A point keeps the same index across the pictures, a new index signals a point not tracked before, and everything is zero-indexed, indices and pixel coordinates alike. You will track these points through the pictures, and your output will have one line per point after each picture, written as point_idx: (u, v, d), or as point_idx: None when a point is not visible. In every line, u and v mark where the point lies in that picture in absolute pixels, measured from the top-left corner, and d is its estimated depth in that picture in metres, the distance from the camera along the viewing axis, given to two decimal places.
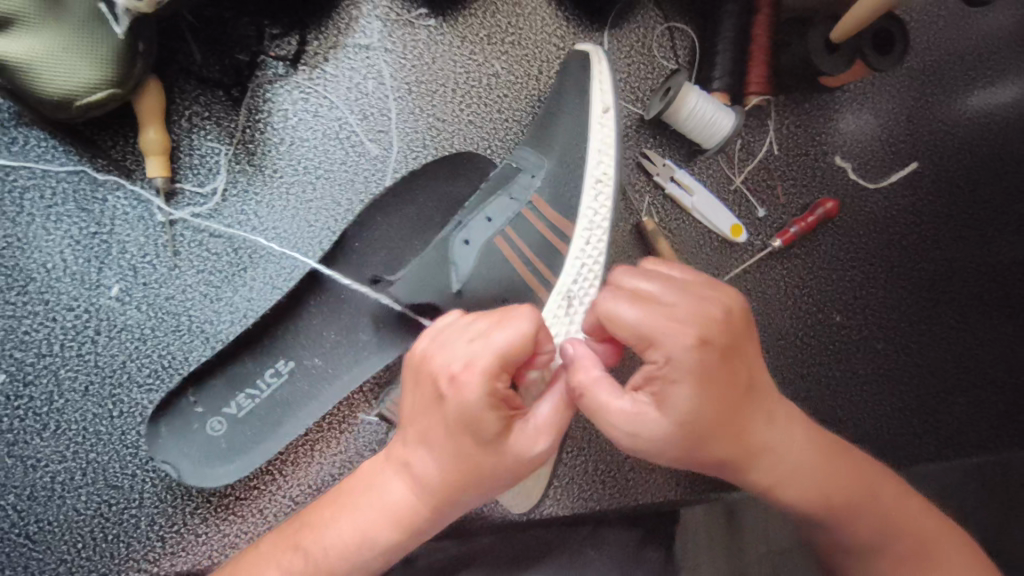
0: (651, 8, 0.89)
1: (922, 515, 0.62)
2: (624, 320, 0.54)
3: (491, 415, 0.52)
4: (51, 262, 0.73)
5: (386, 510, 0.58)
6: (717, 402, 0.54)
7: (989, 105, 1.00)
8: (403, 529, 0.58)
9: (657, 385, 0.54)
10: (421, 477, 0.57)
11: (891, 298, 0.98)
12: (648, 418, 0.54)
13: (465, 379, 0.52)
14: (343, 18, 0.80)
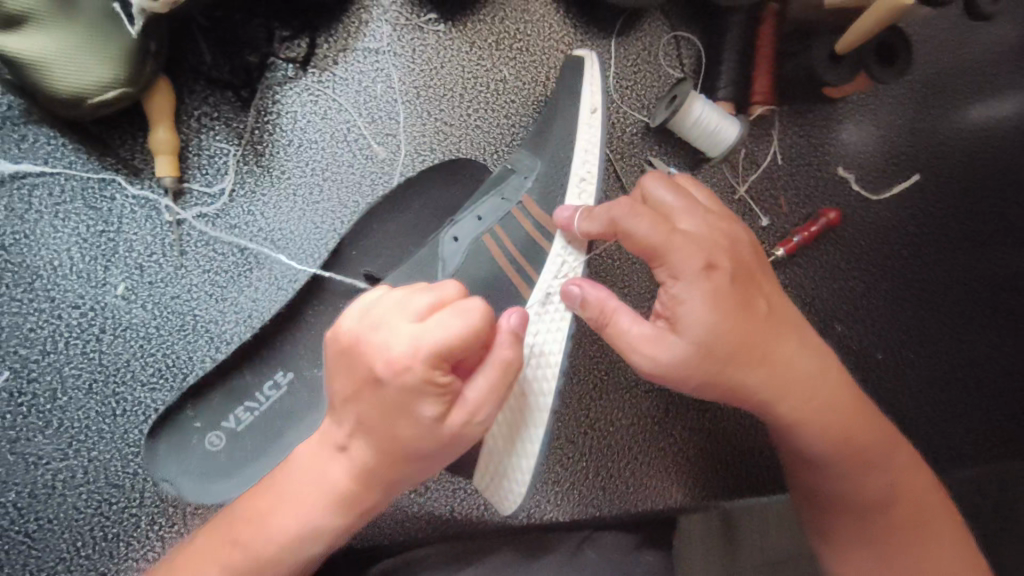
0: (657, 17, 0.90)
1: (917, 476, 0.66)
2: (636, 236, 0.60)
3: (425, 398, 0.52)
4: (58, 259, 0.73)
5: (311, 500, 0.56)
6: (736, 330, 0.59)
7: (989, 119, 1.01)
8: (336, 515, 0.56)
9: (669, 305, 0.60)
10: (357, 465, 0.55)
11: (892, 308, 0.98)
12: (666, 341, 0.60)
13: (400, 362, 0.51)
14: (353, 22, 0.80)
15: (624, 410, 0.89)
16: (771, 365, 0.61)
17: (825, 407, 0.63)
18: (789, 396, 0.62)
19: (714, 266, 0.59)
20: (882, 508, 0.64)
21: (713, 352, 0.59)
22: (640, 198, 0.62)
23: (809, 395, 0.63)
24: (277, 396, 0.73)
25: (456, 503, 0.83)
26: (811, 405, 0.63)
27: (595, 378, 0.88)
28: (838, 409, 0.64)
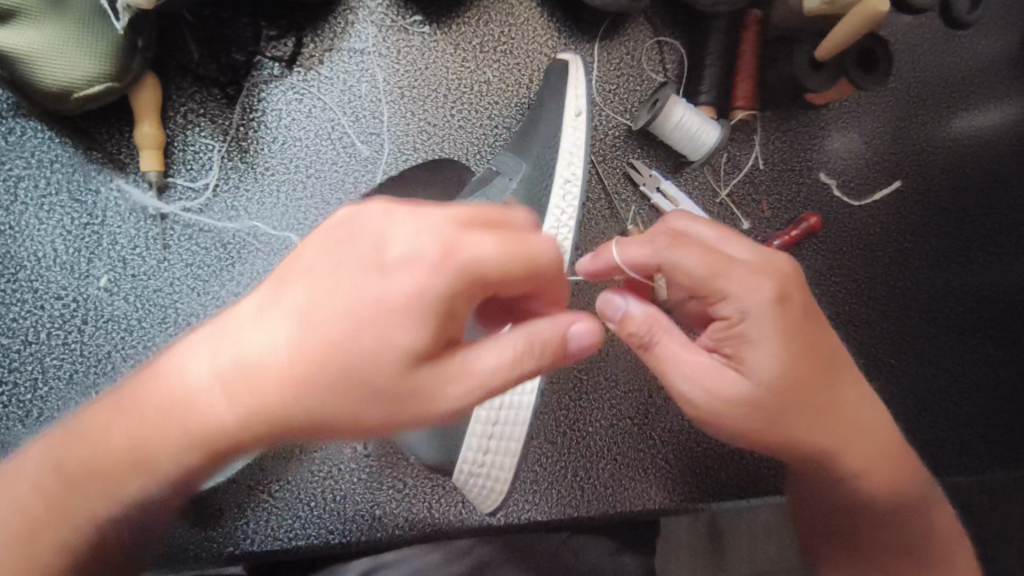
0: (642, 22, 0.91)
1: (939, 524, 0.67)
2: (683, 269, 0.57)
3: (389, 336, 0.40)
4: (42, 251, 0.74)
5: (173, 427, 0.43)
6: (799, 373, 0.56)
7: (970, 129, 1.02)
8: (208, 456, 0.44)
9: (733, 346, 0.56)
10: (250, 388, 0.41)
11: (874, 314, 0.99)
12: (726, 378, 0.56)
13: (408, 271, 0.41)
14: (339, 23, 0.82)
15: (604, 411, 0.89)
16: (829, 421, 0.59)
17: (868, 451, 0.62)
18: (836, 448, 0.61)
19: (786, 304, 0.55)
20: (907, 541, 0.65)
21: (772, 402, 0.56)
22: (683, 236, 0.58)
23: (860, 445, 0.62)
24: None
25: (433, 501, 0.83)
26: (858, 454, 0.62)
27: (575, 379, 0.89)
28: (877, 454, 0.63)
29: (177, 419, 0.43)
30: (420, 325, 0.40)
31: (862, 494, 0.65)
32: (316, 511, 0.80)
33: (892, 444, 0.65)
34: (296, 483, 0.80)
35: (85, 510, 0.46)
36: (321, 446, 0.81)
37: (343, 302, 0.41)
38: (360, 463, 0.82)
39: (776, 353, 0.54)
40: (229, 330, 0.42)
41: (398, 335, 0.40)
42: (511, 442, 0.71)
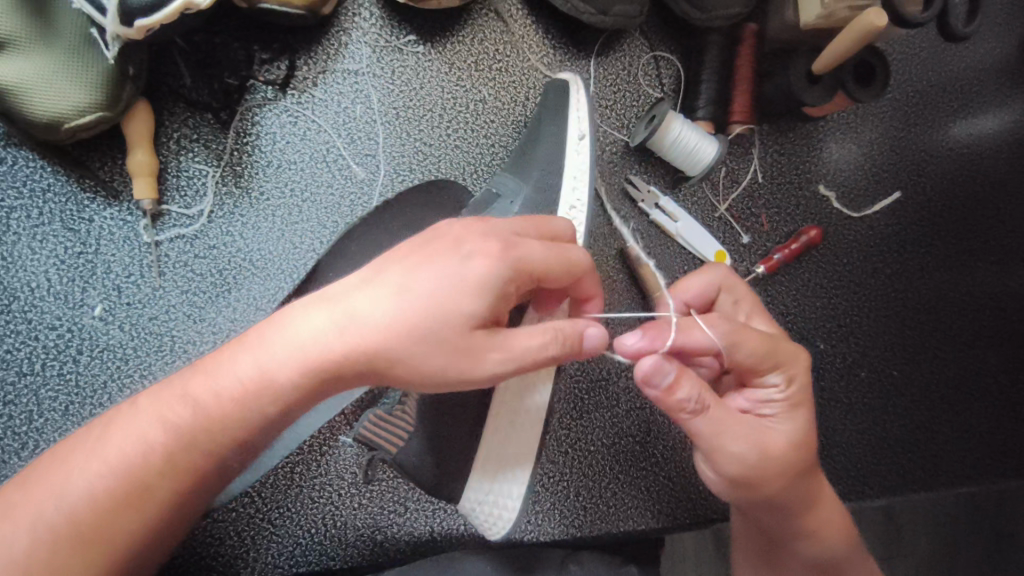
0: (638, 37, 0.91)
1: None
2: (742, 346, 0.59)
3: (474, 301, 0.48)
4: (36, 281, 0.73)
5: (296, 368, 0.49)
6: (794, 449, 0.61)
7: (968, 138, 1.02)
8: (303, 401, 0.50)
9: (770, 412, 0.62)
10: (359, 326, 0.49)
11: (876, 326, 0.98)
12: (772, 441, 0.60)
13: (478, 262, 0.49)
14: (332, 44, 0.81)
15: (605, 429, 0.89)
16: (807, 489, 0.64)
17: (827, 518, 0.67)
18: (804, 508, 0.65)
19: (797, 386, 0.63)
20: None
21: (778, 464, 0.61)
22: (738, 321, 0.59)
23: (820, 508, 0.66)
24: None
25: (435, 524, 0.82)
26: (818, 518, 0.66)
27: (576, 399, 0.88)
28: (834, 522, 0.67)
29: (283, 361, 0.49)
30: (481, 301, 0.49)
31: (809, 553, 0.67)
32: (318, 538, 0.79)
33: (848, 526, 0.69)
34: (297, 509, 0.79)
35: (181, 477, 0.49)
36: (320, 473, 0.80)
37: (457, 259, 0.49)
38: (360, 488, 0.81)
39: (799, 423, 0.62)
40: (346, 295, 0.50)
41: (466, 308, 0.48)
42: (515, 469, 0.70)
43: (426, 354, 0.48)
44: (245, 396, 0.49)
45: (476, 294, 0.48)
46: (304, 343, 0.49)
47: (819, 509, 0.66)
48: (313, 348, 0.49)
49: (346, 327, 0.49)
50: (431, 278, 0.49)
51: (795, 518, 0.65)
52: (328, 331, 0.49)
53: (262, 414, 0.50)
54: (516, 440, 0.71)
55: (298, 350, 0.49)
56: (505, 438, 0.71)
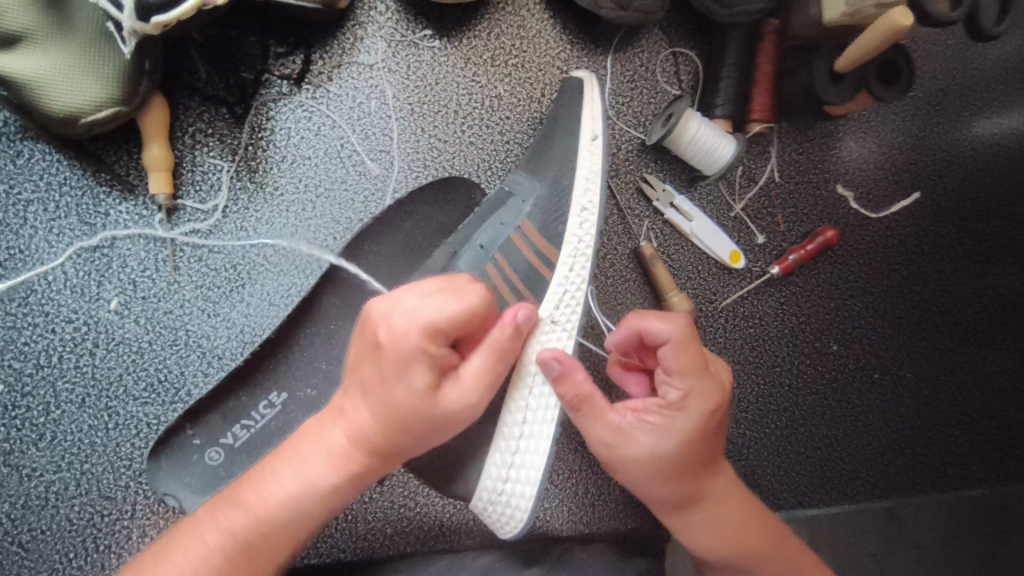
0: (656, 33, 0.89)
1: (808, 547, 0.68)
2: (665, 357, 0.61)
3: (423, 369, 0.55)
4: (53, 274, 0.73)
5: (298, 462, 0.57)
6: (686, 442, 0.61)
7: (992, 136, 1.00)
8: (334, 483, 0.57)
9: (658, 416, 0.61)
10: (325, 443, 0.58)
11: (890, 328, 0.98)
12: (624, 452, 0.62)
13: (398, 340, 0.54)
14: (348, 38, 0.80)
15: None
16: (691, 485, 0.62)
17: (732, 519, 0.64)
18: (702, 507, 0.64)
19: (691, 402, 0.60)
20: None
21: (640, 465, 0.61)
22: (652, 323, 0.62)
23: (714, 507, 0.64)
24: (272, 415, 0.73)
25: (446, 518, 0.83)
26: (713, 521, 0.64)
27: None
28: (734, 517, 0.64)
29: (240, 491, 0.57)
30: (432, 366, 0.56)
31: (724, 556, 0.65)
32: (329, 529, 0.81)
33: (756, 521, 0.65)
34: None
35: None
36: None
37: (384, 311, 0.56)
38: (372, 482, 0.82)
39: (671, 436, 0.60)
40: (342, 405, 0.59)
41: (421, 379, 0.55)
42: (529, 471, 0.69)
43: (427, 425, 0.57)
44: (284, 500, 0.56)
45: (424, 366, 0.55)
46: (330, 452, 0.58)
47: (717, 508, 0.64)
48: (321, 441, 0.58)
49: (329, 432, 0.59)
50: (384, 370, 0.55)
51: (691, 519, 0.64)
52: (338, 434, 0.58)
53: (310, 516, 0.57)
54: (532, 445, 0.69)
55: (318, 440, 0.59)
56: (520, 445, 0.69)
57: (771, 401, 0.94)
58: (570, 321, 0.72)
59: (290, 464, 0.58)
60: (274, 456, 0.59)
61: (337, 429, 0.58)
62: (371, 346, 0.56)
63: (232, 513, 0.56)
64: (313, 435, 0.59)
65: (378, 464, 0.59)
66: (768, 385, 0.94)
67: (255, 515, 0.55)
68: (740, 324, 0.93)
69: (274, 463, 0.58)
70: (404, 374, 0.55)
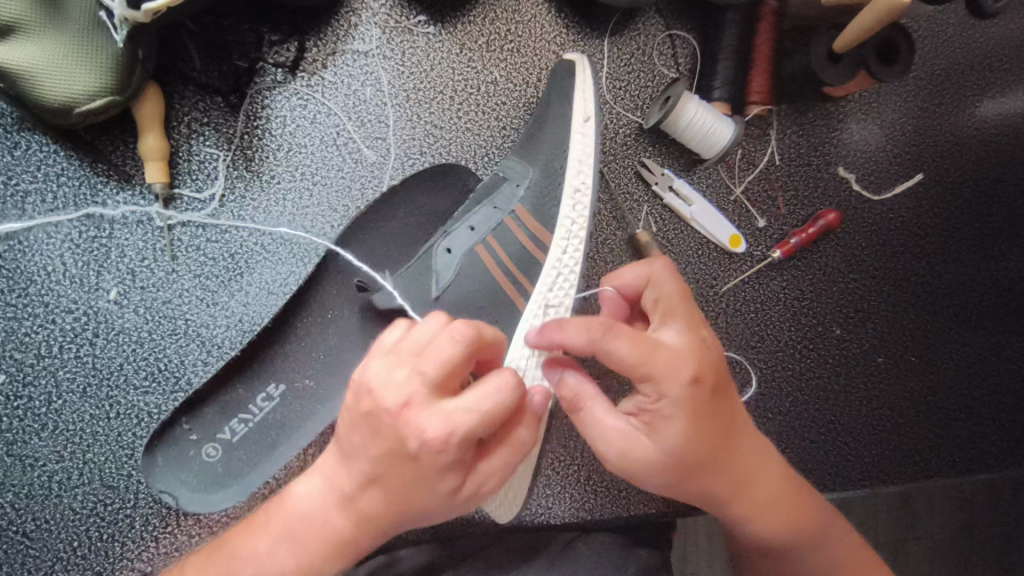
0: (653, 16, 0.89)
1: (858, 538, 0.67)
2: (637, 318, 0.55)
3: (447, 477, 0.51)
4: (52, 265, 0.73)
5: (301, 540, 0.55)
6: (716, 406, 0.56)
7: (997, 116, 0.99)
8: (333, 558, 0.55)
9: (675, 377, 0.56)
10: (323, 521, 0.55)
11: (894, 311, 0.97)
12: (638, 441, 0.57)
13: (433, 451, 0.48)
14: (342, 25, 0.80)
15: None
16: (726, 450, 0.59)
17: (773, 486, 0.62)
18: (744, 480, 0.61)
19: (699, 351, 0.56)
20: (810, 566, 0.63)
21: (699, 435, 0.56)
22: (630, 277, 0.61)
23: (761, 477, 0.62)
24: (270, 408, 0.73)
25: None
26: (758, 493, 0.62)
27: None
28: (779, 483, 0.63)
29: (250, 558, 0.56)
30: (459, 470, 0.51)
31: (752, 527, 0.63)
32: None
33: (800, 489, 0.64)
34: None
35: None
36: None
37: (416, 412, 0.48)
38: None
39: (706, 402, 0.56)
40: (345, 484, 0.54)
41: (445, 483, 0.51)
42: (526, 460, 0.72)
43: (434, 514, 0.54)
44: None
45: (452, 472, 0.50)
46: (329, 533, 0.55)
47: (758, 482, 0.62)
48: (322, 517, 0.55)
49: (329, 508, 0.55)
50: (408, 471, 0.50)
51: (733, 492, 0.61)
52: (342, 517, 0.54)
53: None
54: None
55: (315, 516, 0.55)
56: None
57: (773, 386, 0.93)
58: (564, 301, 0.72)
59: (287, 543, 0.55)
60: (265, 528, 0.57)
61: (336, 508, 0.54)
62: (394, 445, 0.50)
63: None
64: (310, 510, 0.55)
65: (378, 539, 0.56)
66: (771, 370, 0.93)
67: None
68: (741, 309, 0.92)
69: (272, 538, 0.56)
70: (426, 480, 0.50)
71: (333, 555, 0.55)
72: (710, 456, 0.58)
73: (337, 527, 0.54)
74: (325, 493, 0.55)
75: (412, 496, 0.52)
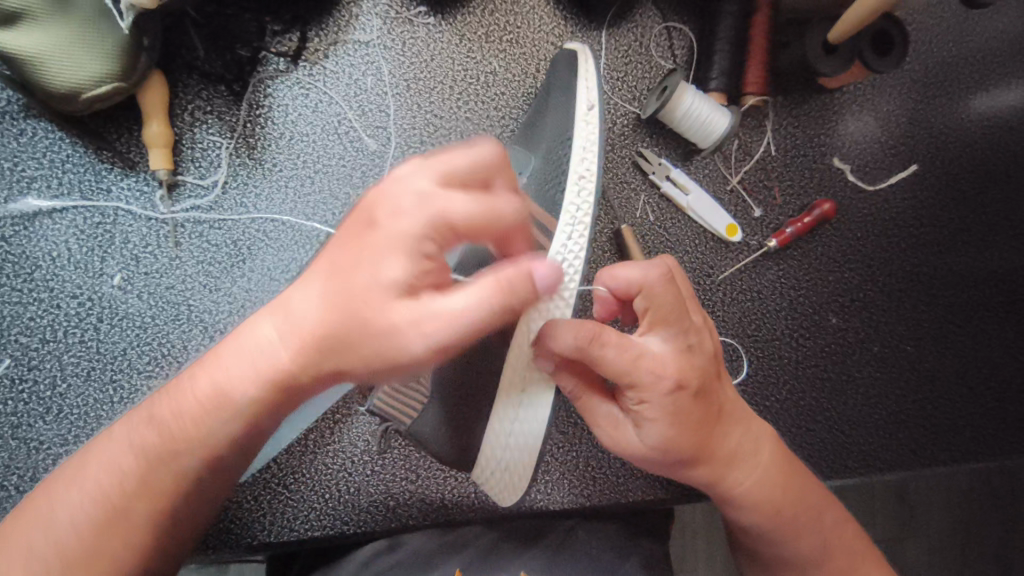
0: (649, 8, 0.90)
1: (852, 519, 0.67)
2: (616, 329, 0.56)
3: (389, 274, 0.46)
4: (57, 250, 0.74)
5: (231, 368, 0.49)
6: (696, 408, 0.57)
7: (991, 109, 1.00)
8: (265, 389, 0.48)
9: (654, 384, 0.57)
10: (259, 342, 0.48)
11: (890, 301, 0.98)
12: (627, 433, 0.60)
13: (401, 222, 0.47)
14: (343, 16, 0.81)
15: None
16: (711, 442, 0.60)
17: (766, 475, 0.63)
18: (732, 473, 0.62)
19: (679, 355, 0.57)
20: (809, 558, 0.63)
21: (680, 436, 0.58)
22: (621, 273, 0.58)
23: (751, 469, 0.62)
24: None
25: (447, 491, 0.84)
26: (750, 485, 0.62)
27: None
28: (773, 473, 0.63)
29: (181, 398, 0.50)
30: (411, 262, 0.47)
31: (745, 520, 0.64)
32: (331, 503, 0.81)
33: (791, 472, 0.65)
34: (313, 475, 0.81)
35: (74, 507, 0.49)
36: (334, 438, 0.82)
37: (396, 189, 0.48)
38: (374, 456, 0.83)
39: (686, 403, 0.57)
40: (291, 297, 0.49)
41: (390, 274, 0.47)
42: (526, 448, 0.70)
43: (364, 338, 0.47)
44: (202, 409, 0.50)
45: (405, 267, 0.46)
46: (255, 358, 0.48)
47: (748, 474, 0.62)
48: (259, 347, 0.48)
49: (270, 338, 0.48)
50: (356, 263, 0.47)
51: (722, 485, 0.62)
52: (275, 338, 0.48)
53: (227, 425, 0.49)
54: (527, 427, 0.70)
55: (250, 342, 0.49)
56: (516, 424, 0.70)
57: (770, 374, 0.94)
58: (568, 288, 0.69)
59: (217, 376, 0.49)
60: (197, 364, 0.52)
61: (273, 336, 0.48)
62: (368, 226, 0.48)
63: (148, 429, 0.50)
64: (245, 334, 0.50)
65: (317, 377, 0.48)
66: (768, 357, 0.94)
67: (181, 426, 0.50)
68: (738, 298, 0.93)
69: (206, 373, 0.50)
70: (375, 257, 0.47)
71: (264, 382, 0.48)
72: (696, 448, 0.59)
73: (272, 354, 0.48)
74: (261, 324, 0.49)
75: (355, 310, 0.47)
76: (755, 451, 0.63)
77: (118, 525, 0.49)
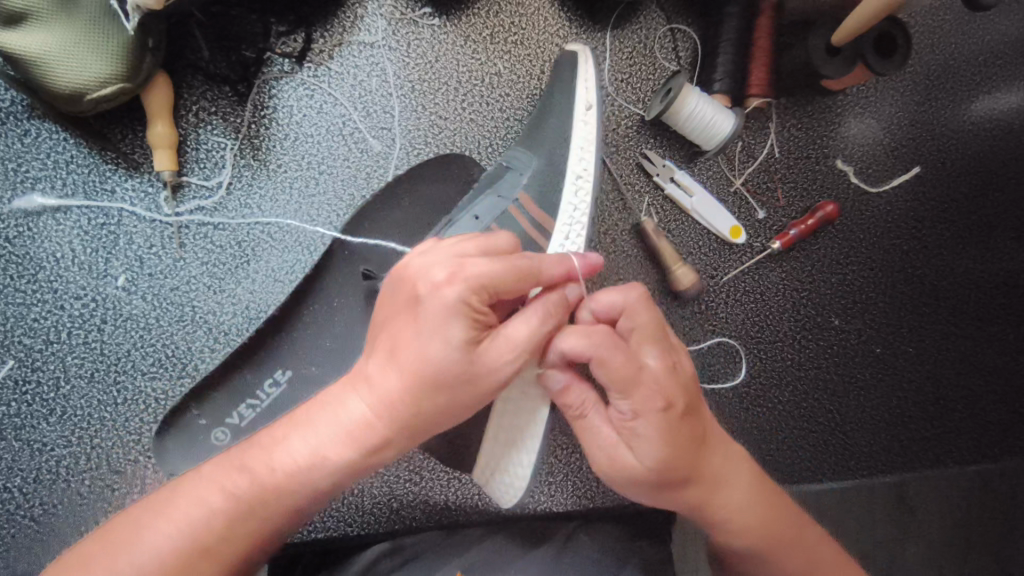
0: (654, 9, 0.90)
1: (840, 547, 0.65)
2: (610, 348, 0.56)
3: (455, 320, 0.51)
4: (61, 252, 0.74)
5: (326, 428, 0.52)
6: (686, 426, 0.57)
7: (993, 112, 1.00)
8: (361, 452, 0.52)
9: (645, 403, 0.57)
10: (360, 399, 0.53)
11: (893, 303, 0.98)
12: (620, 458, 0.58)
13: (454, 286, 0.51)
14: (348, 17, 0.81)
15: None
16: (700, 464, 0.59)
17: (748, 496, 0.62)
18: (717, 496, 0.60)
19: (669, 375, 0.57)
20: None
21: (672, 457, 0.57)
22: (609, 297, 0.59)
23: (735, 491, 0.61)
24: (277, 394, 0.73)
25: (450, 493, 0.84)
26: (734, 507, 0.61)
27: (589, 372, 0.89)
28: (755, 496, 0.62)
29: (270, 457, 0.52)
30: (471, 321, 0.51)
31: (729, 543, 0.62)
32: (335, 504, 0.81)
33: (770, 492, 0.64)
34: None
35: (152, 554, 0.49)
36: None
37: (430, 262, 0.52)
38: None
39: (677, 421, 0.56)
40: (370, 367, 0.53)
41: (454, 330, 0.51)
42: (528, 454, 0.70)
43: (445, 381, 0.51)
44: (298, 471, 0.51)
45: (461, 318, 0.51)
46: (351, 424, 0.52)
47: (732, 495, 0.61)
48: (352, 411, 0.52)
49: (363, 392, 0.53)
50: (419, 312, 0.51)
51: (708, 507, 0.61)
52: (362, 403, 0.52)
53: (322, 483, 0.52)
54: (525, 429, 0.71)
55: (344, 412, 0.52)
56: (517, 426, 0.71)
57: (773, 376, 0.94)
58: None
59: (313, 436, 0.52)
60: (281, 426, 0.54)
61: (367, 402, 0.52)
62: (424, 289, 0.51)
63: (235, 476, 0.51)
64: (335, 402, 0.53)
65: (408, 435, 0.53)
66: (771, 359, 0.94)
67: (274, 485, 0.51)
68: (742, 300, 0.93)
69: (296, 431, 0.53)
70: (436, 324, 0.50)
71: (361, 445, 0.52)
72: (685, 468, 0.58)
73: (367, 416, 0.52)
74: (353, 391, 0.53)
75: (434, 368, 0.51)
76: (738, 472, 0.62)
77: (197, 568, 0.49)
